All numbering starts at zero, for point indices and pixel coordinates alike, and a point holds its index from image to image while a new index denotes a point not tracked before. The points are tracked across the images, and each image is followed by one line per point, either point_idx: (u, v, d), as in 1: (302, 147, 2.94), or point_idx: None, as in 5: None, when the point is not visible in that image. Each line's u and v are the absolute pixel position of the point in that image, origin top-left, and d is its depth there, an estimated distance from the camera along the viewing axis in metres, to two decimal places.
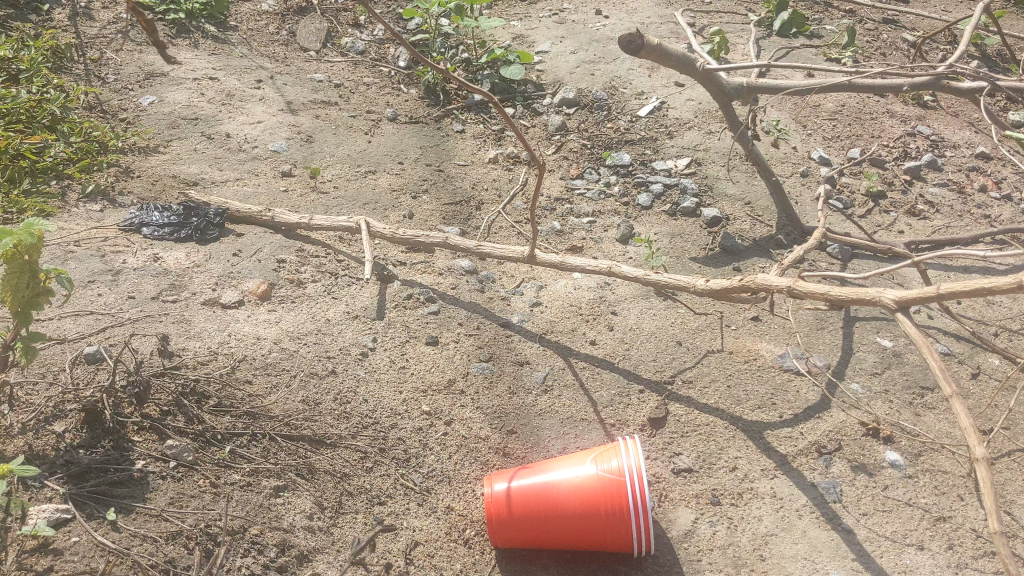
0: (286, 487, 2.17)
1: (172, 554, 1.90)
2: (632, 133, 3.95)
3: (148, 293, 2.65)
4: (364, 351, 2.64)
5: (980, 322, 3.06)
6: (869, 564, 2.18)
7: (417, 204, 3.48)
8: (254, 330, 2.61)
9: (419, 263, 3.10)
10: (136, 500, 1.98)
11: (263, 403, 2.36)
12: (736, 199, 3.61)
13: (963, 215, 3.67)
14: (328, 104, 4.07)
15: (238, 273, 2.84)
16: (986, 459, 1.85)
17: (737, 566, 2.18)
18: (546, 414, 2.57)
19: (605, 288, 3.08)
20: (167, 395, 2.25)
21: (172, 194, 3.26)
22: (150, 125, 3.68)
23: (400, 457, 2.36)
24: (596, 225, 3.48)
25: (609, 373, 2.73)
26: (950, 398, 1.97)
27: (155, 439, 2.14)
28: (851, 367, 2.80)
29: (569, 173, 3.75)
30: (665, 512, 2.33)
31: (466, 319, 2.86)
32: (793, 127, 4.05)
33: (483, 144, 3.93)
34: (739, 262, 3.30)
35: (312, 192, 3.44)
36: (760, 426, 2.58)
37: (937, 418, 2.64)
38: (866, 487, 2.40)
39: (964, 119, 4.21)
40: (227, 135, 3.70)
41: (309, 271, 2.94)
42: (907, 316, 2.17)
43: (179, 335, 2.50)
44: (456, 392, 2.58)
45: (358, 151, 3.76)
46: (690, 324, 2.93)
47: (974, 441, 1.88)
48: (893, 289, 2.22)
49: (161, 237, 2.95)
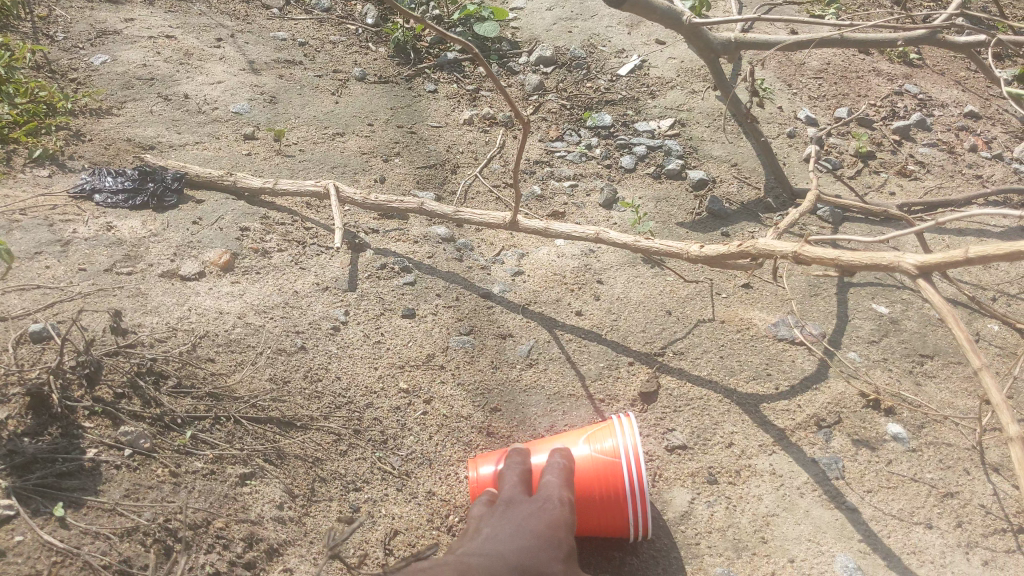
0: (253, 475, 2.01)
1: (128, 553, 1.71)
2: (613, 93, 3.79)
3: (101, 265, 2.46)
4: (336, 325, 2.47)
5: (978, 287, 2.95)
6: (877, 546, 2.07)
7: (389, 168, 3.29)
8: (216, 304, 2.43)
9: (392, 231, 2.93)
10: (87, 493, 1.78)
11: (226, 382, 2.18)
12: (722, 161, 3.45)
13: (955, 175, 3.55)
14: (292, 63, 3.86)
15: (198, 242, 2.66)
16: (1021, 439, 1.62)
17: (738, 549, 2.05)
18: (531, 390, 2.41)
19: (589, 256, 2.92)
20: (121, 376, 2.04)
21: (127, 159, 3.05)
22: (102, 85, 3.46)
23: (377, 439, 2.21)
24: (578, 188, 3.31)
25: (597, 345, 2.58)
26: (980, 372, 1.72)
27: (108, 425, 1.94)
28: (847, 336, 2.68)
29: (548, 135, 3.57)
30: (659, 492, 2.20)
31: (444, 289, 2.70)
32: (779, 87, 3.92)
33: (458, 105, 3.73)
34: (728, 227, 3.15)
35: (277, 155, 3.25)
36: (756, 399, 2.44)
37: (938, 387, 2.52)
38: (868, 462, 2.28)
39: (952, 77, 4.08)
40: (186, 96, 3.48)
41: (274, 240, 2.76)
42: (931, 284, 1.85)
43: (135, 310, 2.31)
44: (436, 367, 2.42)
45: (325, 112, 3.55)
46: (679, 293, 2.79)
47: (1006, 418, 1.64)
48: (912, 252, 1.90)
49: (115, 204, 2.75)
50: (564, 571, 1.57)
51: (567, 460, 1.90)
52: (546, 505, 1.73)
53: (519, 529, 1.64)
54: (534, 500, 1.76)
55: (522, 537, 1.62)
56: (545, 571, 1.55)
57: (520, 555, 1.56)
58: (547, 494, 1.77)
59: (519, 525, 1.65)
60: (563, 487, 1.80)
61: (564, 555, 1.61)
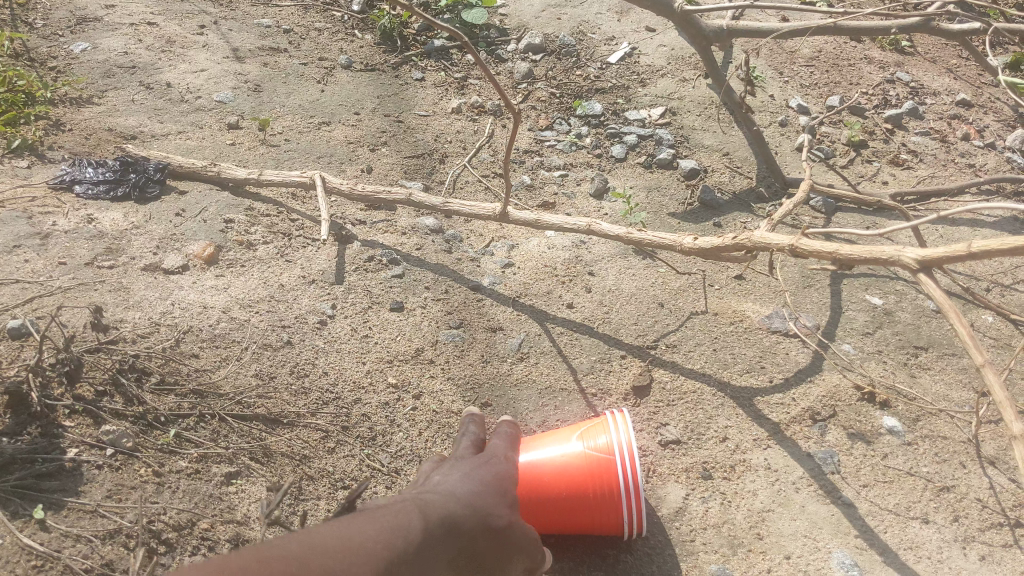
0: (239, 474, 1.96)
1: (110, 556, 1.66)
2: (603, 81, 3.74)
3: (82, 259, 2.40)
4: (323, 319, 2.43)
5: (971, 277, 2.93)
6: (873, 542, 2.04)
7: (376, 158, 3.24)
8: (200, 298, 2.38)
9: (380, 222, 2.88)
10: (67, 494, 1.74)
11: (211, 379, 2.13)
12: (714, 150, 3.41)
13: (948, 164, 3.51)
14: (276, 51, 3.80)
15: (182, 234, 2.60)
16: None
17: (734, 546, 2.02)
18: (522, 385, 2.38)
19: (581, 247, 2.88)
20: (102, 373, 1.99)
21: (109, 148, 2.99)
22: (83, 74, 3.39)
23: (366, 436, 2.16)
24: (568, 178, 3.26)
25: (589, 338, 2.54)
26: (983, 369, 1.69)
27: (89, 424, 1.89)
28: (841, 328, 2.65)
29: (537, 124, 3.52)
30: (653, 488, 2.16)
31: (433, 282, 2.65)
32: (770, 75, 3.88)
33: (446, 93, 3.67)
34: (720, 218, 3.11)
35: (261, 145, 3.19)
36: (751, 392, 2.41)
37: (934, 379, 2.49)
38: (864, 456, 2.25)
39: (943, 65, 4.05)
40: (168, 85, 3.42)
41: (259, 232, 2.71)
42: (932, 277, 1.82)
43: (117, 305, 2.26)
44: (425, 362, 2.38)
45: (311, 101, 3.49)
46: (671, 285, 2.75)
47: (1010, 415, 1.61)
48: (913, 246, 1.86)
49: (96, 195, 2.69)
50: (512, 515, 1.59)
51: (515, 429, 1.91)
52: (495, 460, 1.73)
53: (469, 475, 1.64)
54: (482, 455, 1.75)
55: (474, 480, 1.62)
56: (496, 513, 1.56)
57: (474, 496, 1.56)
58: (494, 451, 1.77)
59: (470, 471, 1.65)
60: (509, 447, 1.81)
61: (512, 503, 1.62)
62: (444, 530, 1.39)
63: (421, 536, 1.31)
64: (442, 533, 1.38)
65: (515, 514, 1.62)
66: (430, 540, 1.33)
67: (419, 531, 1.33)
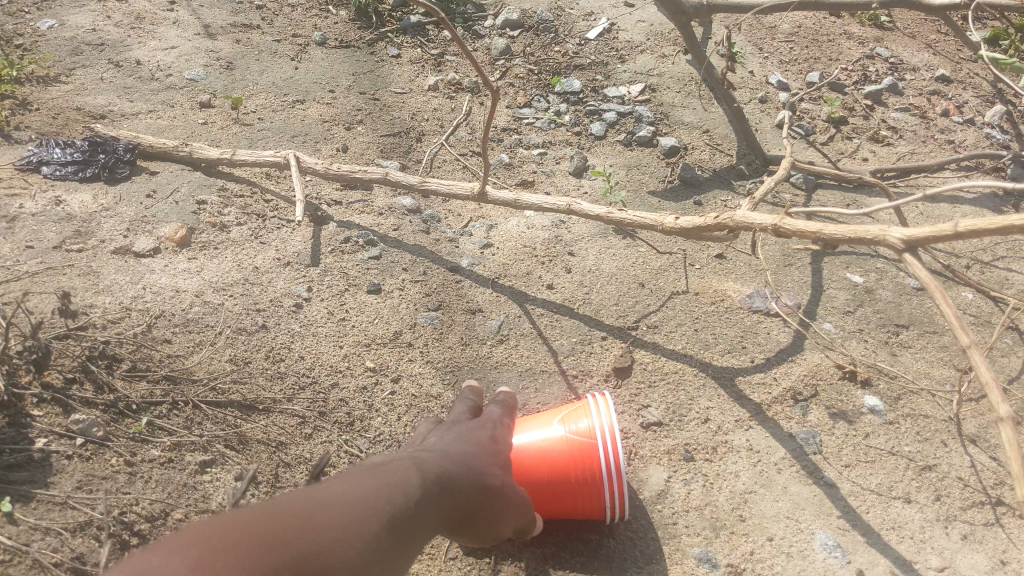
0: (214, 462, 1.92)
1: (81, 549, 1.63)
2: (582, 57, 3.70)
3: (49, 242, 2.34)
4: (299, 302, 2.38)
5: (952, 255, 2.92)
6: (855, 523, 2.03)
7: (352, 136, 3.18)
8: (172, 282, 2.32)
9: (356, 202, 2.83)
10: (36, 486, 1.69)
11: (184, 365, 2.09)
12: (694, 127, 3.38)
13: (927, 140, 3.50)
14: (249, 27, 3.72)
15: (153, 216, 2.55)
16: (1012, 419, 1.56)
17: (716, 528, 2.00)
18: (503, 367, 2.35)
19: (560, 227, 2.85)
20: (71, 361, 1.94)
21: (77, 128, 2.92)
22: (49, 51, 3.31)
23: (343, 421, 2.13)
24: (547, 156, 3.22)
25: (569, 320, 2.51)
26: (968, 350, 1.66)
27: (58, 414, 1.85)
28: (822, 306, 2.63)
29: (516, 101, 3.47)
30: (635, 471, 2.15)
31: (411, 263, 2.61)
32: (750, 51, 3.85)
33: (422, 70, 3.62)
34: (701, 195, 3.08)
35: (234, 124, 3.12)
36: (732, 372, 2.39)
37: (915, 357, 2.48)
38: (846, 436, 2.24)
39: (923, 41, 4.03)
40: (138, 63, 3.34)
41: (232, 213, 2.65)
42: (917, 257, 1.79)
43: (86, 290, 2.20)
44: (403, 345, 2.34)
45: (284, 78, 3.43)
46: (652, 264, 2.72)
47: (996, 398, 1.59)
48: (898, 226, 1.83)
49: (64, 176, 2.62)
50: (503, 476, 1.65)
51: (505, 397, 1.95)
52: (487, 425, 1.78)
53: (463, 436, 1.69)
54: (475, 420, 1.80)
55: (468, 442, 1.67)
56: (489, 473, 1.62)
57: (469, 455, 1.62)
58: (485, 416, 1.82)
59: (463, 433, 1.71)
60: (500, 412, 1.87)
61: (503, 466, 1.68)
62: (437, 490, 1.45)
63: (413, 498, 1.37)
64: (437, 491, 1.45)
65: (507, 476, 1.68)
66: (423, 501, 1.39)
67: (414, 489, 1.39)
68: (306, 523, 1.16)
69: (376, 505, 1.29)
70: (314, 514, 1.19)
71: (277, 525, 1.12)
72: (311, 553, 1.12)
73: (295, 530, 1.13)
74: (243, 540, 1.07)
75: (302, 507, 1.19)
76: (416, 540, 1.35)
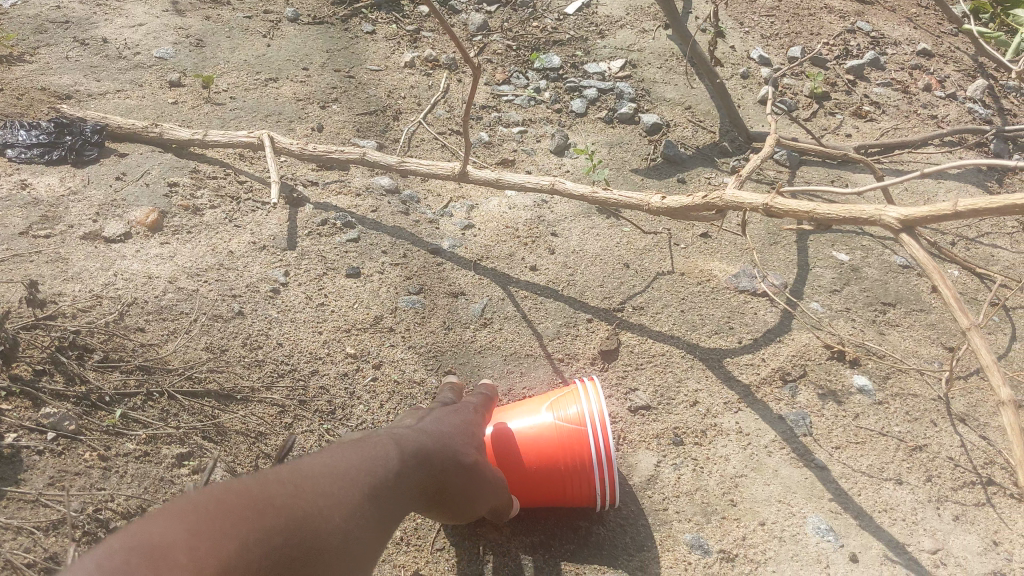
0: (192, 454, 1.86)
1: (54, 549, 1.56)
2: (560, 33, 3.63)
3: (15, 228, 2.26)
4: (276, 287, 2.32)
5: (937, 231, 2.89)
6: (847, 505, 2.00)
7: (327, 115, 3.10)
8: (144, 268, 2.25)
9: (333, 183, 2.76)
10: (5, 484, 1.62)
11: (158, 354, 2.02)
12: (676, 104, 3.33)
13: (910, 115, 3.46)
14: (219, 4, 3.62)
15: (123, 199, 2.46)
16: (1014, 403, 1.55)
17: (707, 513, 1.97)
18: (487, 351, 2.29)
19: (542, 207, 2.79)
20: (40, 352, 1.87)
21: (42, 109, 2.82)
22: (12, 30, 3.22)
23: (324, 410, 2.07)
24: (527, 134, 3.16)
25: (553, 302, 2.46)
26: (968, 331, 1.63)
27: (27, 407, 1.77)
28: (809, 285, 2.60)
29: (494, 78, 3.40)
30: (623, 456, 2.10)
31: (390, 245, 2.55)
32: (730, 26, 3.79)
33: (398, 46, 3.53)
34: (684, 173, 3.04)
35: (205, 103, 3.03)
36: (720, 353, 2.35)
37: (902, 336, 2.45)
38: (836, 417, 2.21)
39: (903, 14, 3.99)
40: (105, 41, 3.24)
41: (205, 195, 2.57)
42: (914, 238, 1.76)
43: (54, 277, 2.13)
44: (384, 330, 2.28)
45: (256, 56, 3.34)
46: (636, 245, 2.68)
47: (998, 381, 1.57)
48: (895, 205, 1.79)
49: (29, 159, 2.53)
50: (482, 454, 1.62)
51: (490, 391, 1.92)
52: (468, 409, 1.74)
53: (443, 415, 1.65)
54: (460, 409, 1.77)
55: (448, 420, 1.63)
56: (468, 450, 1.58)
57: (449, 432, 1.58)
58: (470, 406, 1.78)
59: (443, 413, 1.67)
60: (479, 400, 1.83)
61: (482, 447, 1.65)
62: (418, 465, 1.41)
63: (392, 471, 1.32)
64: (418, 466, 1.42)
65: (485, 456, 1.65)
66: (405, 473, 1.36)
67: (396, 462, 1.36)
68: (292, 491, 1.12)
69: (360, 475, 1.26)
70: (302, 483, 1.16)
71: (268, 491, 1.09)
72: (300, 522, 1.10)
73: (282, 497, 1.10)
74: (237, 504, 1.04)
75: (285, 477, 1.15)
76: (397, 512, 1.32)
